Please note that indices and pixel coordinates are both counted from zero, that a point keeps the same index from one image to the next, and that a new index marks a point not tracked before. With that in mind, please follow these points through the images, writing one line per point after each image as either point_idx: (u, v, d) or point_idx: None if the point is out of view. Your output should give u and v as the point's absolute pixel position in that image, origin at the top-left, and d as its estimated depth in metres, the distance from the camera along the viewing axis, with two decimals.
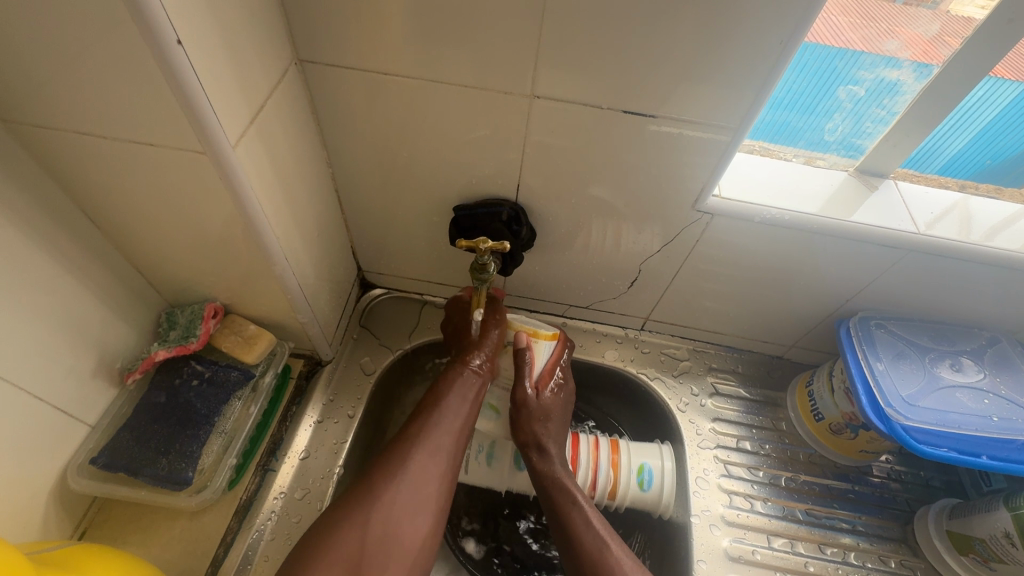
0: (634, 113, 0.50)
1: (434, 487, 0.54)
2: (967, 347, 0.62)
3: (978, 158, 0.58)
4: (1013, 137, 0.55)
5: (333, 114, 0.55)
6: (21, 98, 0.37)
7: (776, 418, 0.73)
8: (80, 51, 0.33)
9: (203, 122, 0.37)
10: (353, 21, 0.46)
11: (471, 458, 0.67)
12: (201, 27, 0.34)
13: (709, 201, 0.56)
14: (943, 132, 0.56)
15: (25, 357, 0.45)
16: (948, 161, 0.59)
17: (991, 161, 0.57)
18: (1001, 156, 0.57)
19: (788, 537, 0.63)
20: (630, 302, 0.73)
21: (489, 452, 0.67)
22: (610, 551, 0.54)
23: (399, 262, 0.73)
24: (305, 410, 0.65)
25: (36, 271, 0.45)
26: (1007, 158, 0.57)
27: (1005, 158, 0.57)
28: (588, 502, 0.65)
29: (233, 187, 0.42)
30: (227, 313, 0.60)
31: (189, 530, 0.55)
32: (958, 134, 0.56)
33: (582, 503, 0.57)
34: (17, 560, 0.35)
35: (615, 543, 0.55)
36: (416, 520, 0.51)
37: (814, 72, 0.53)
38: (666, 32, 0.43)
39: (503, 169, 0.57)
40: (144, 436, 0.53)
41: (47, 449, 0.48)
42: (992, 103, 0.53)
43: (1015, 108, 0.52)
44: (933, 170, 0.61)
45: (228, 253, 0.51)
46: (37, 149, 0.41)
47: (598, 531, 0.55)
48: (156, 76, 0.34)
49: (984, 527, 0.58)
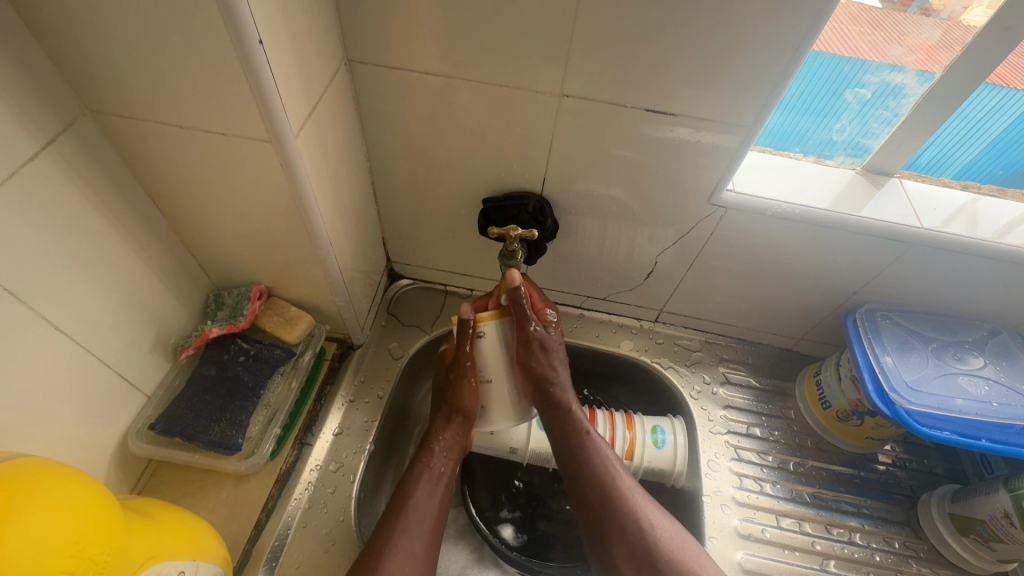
0: (656, 112, 0.53)
1: (441, 485, 0.61)
2: (969, 339, 0.65)
3: (991, 168, 0.62)
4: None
5: (375, 110, 0.59)
6: (111, 92, 0.42)
7: (785, 407, 0.76)
8: (171, 49, 0.38)
9: (272, 113, 0.41)
10: (399, 24, 0.51)
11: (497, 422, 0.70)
12: (276, 28, 0.39)
13: (723, 195, 0.60)
14: (956, 143, 0.61)
15: (97, 327, 0.49)
16: (961, 170, 0.63)
17: (1003, 170, 0.62)
18: (1012, 167, 0.61)
19: (795, 517, 0.66)
20: (646, 294, 0.77)
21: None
22: (621, 483, 0.59)
23: (426, 253, 0.78)
24: (338, 390, 0.69)
25: (109, 249, 0.49)
26: (1018, 168, 0.61)
27: (1016, 168, 0.61)
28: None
29: (291, 174, 0.47)
30: (270, 296, 0.64)
31: (233, 496, 0.59)
32: (971, 146, 0.61)
33: (593, 441, 0.61)
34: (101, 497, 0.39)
35: (625, 480, 0.59)
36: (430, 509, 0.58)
37: (823, 77, 0.57)
38: (688, 36, 0.47)
39: (530, 164, 0.61)
40: (198, 405, 0.57)
41: (111, 413, 0.52)
42: (1004, 118, 0.57)
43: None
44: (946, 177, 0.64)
45: (277, 237, 0.55)
46: (118, 138, 0.46)
47: (608, 469, 0.59)
48: (235, 71, 0.38)
49: (985, 508, 0.60)
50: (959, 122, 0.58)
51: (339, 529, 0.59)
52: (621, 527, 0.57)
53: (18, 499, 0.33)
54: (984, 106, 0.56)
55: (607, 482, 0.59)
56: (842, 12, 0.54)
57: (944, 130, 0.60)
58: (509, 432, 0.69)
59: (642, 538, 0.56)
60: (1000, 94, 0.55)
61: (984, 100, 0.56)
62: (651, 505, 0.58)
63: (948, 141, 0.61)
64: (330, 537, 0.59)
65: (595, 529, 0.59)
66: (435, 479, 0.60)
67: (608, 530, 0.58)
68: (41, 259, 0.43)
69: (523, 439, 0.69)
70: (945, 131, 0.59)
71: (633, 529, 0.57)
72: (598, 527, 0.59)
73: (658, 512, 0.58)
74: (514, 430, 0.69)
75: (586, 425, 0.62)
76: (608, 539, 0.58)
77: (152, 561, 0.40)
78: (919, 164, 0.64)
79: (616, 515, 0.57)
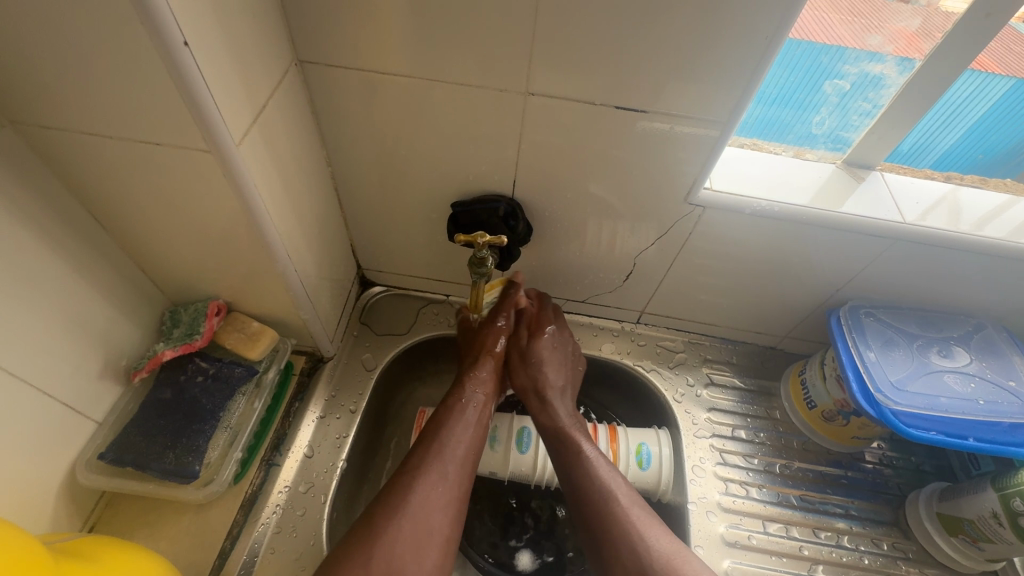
0: (626, 109, 0.51)
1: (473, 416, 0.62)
2: (954, 334, 0.64)
3: (971, 152, 0.60)
4: (1004, 131, 0.57)
5: (332, 113, 0.56)
6: (32, 101, 0.38)
7: (770, 408, 0.74)
8: (89, 53, 0.35)
9: (208, 121, 0.38)
10: (351, 21, 0.47)
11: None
12: (205, 28, 0.35)
13: (700, 194, 0.58)
14: (935, 128, 0.59)
15: (33, 354, 0.46)
16: (942, 156, 0.62)
17: (983, 154, 0.60)
18: (993, 150, 0.59)
19: (783, 522, 0.65)
20: (626, 295, 0.75)
21: (492, 437, 0.68)
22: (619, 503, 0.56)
23: (397, 259, 0.75)
24: (308, 406, 0.66)
25: (44, 269, 0.46)
26: (999, 151, 0.59)
27: (997, 152, 0.60)
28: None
29: (237, 186, 0.43)
30: (230, 311, 0.61)
31: (196, 523, 0.56)
32: (949, 130, 0.59)
33: (597, 457, 0.60)
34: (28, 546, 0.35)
35: (624, 493, 0.57)
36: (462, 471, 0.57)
37: (803, 67, 0.55)
38: (655, 29, 0.45)
39: (499, 166, 0.58)
40: (152, 431, 0.54)
41: (56, 444, 0.49)
42: (985, 99, 0.55)
43: (1004, 103, 0.55)
44: (926, 164, 0.63)
45: (231, 250, 0.52)
46: (45, 151, 0.42)
47: (609, 490, 0.57)
48: (163, 77, 0.35)
49: (973, 508, 0.59)
50: (942, 108, 0.57)
51: (309, 553, 0.57)
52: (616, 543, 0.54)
53: None
54: (962, 90, 0.55)
55: (607, 493, 0.57)
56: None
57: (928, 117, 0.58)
58: (487, 452, 0.67)
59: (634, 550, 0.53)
60: (978, 77, 0.54)
61: (965, 84, 0.54)
62: (650, 524, 0.55)
63: (925, 127, 0.59)
64: (300, 563, 0.56)
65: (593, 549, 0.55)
66: (462, 437, 0.60)
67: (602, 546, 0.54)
68: None
69: (502, 462, 0.67)
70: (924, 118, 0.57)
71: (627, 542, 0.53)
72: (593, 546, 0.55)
73: (660, 530, 0.55)
74: (493, 452, 0.67)
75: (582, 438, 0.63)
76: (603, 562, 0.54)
77: None
78: (899, 152, 0.62)
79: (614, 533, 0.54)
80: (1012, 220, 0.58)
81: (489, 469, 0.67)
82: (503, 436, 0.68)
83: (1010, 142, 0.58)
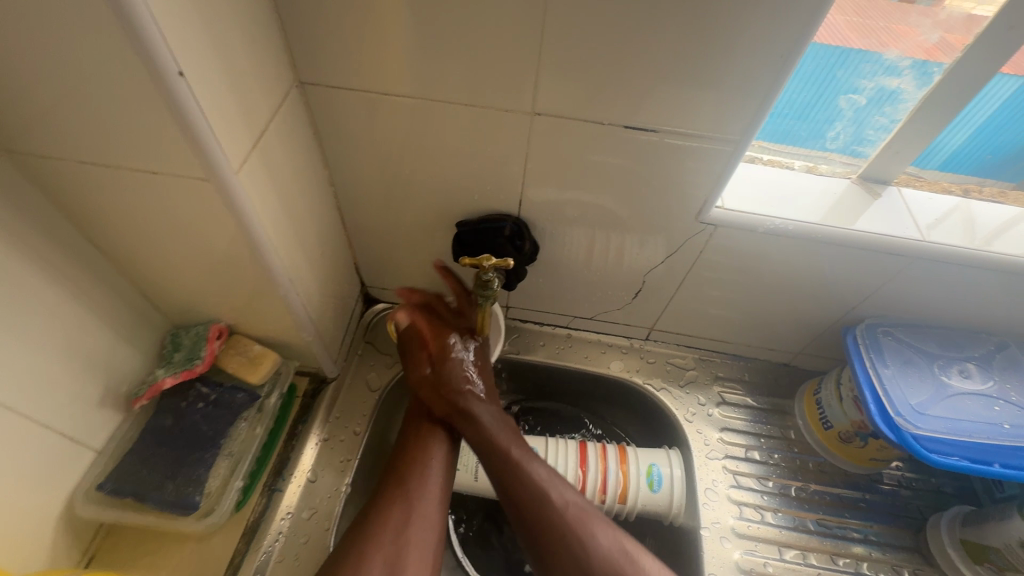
0: (634, 128, 0.50)
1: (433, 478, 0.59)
2: (975, 354, 0.61)
3: (980, 153, 0.57)
4: (1014, 131, 0.54)
5: (334, 133, 0.55)
6: (27, 131, 0.38)
7: (784, 427, 0.72)
8: (82, 83, 0.34)
9: (205, 150, 0.37)
10: (351, 42, 0.46)
11: (480, 464, 0.66)
12: (201, 55, 0.34)
13: (712, 212, 0.56)
14: (941, 128, 0.56)
15: (31, 385, 0.45)
16: (949, 158, 0.59)
17: (992, 155, 0.57)
18: (1002, 150, 0.57)
19: (799, 548, 0.63)
20: (635, 312, 0.73)
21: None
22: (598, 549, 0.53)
23: (402, 277, 0.73)
24: (311, 429, 0.65)
25: (41, 298, 0.45)
26: (1008, 152, 0.56)
27: (1006, 152, 0.57)
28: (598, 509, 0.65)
29: (236, 212, 0.42)
30: (232, 334, 0.60)
31: (197, 553, 0.55)
32: (957, 130, 0.56)
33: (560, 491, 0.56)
34: None
35: (602, 532, 0.54)
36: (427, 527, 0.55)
37: (816, 82, 0.54)
38: (665, 47, 0.43)
39: (505, 185, 0.57)
40: (152, 460, 0.52)
41: (55, 476, 0.48)
42: (991, 98, 0.53)
43: (1014, 101, 0.52)
44: (933, 166, 0.60)
45: (232, 275, 0.51)
46: (41, 179, 0.42)
47: (580, 520, 0.54)
48: (158, 107, 0.34)
49: (1000, 535, 0.57)
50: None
51: None
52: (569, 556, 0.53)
53: None
54: None
55: (579, 543, 0.53)
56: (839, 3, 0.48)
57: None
58: None
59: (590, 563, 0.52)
60: None
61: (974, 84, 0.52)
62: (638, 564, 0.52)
63: None
64: None
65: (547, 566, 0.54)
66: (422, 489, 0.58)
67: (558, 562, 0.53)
68: None
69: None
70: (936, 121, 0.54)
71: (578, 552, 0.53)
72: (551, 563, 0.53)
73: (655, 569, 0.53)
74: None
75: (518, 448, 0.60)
76: None
77: None
78: None
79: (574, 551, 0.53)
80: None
81: (496, 491, 0.66)
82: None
83: (1019, 142, 0.55)
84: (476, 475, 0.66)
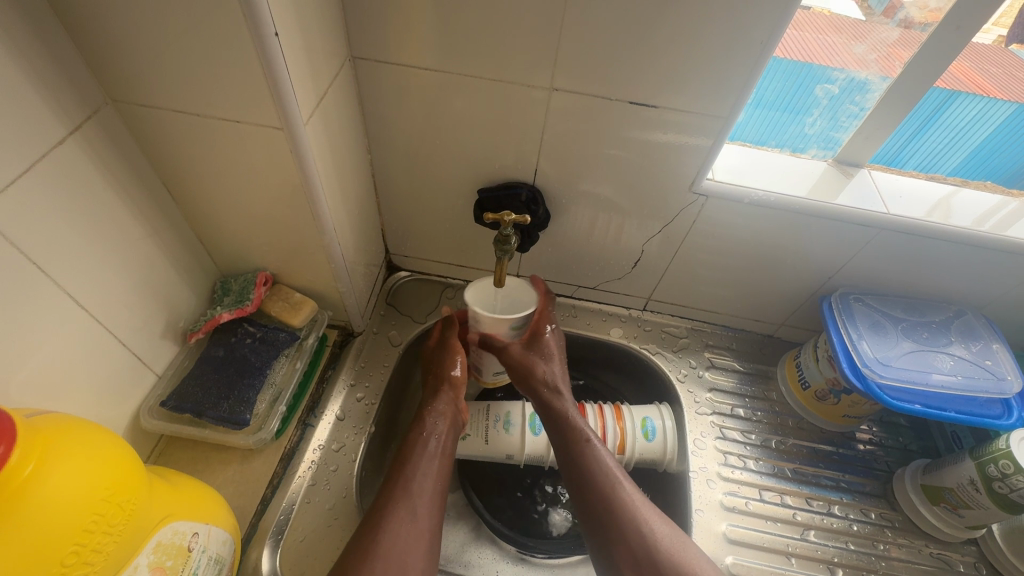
0: (637, 104, 0.57)
1: (437, 452, 0.62)
2: (936, 319, 0.70)
3: (977, 173, 0.68)
4: (1005, 156, 0.65)
5: (376, 105, 0.63)
6: (136, 82, 0.45)
7: (767, 390, 0.79)
8: (193, 40, 0.42)
9: (284, 100, 0.45)
10: (398, 23, 0.54)
11: (491, 429, 0.71)
12: (287, 21, 0.42)
13: (704, 183, 0.64)
14: (945, 148, 0.66)
15: (113, 305, 0.52)
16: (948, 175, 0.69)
17: (988, 177, 0.67)
18: (996, 173, 0.67)
19: (777, 491, 0.70)
20: (634, 282, 0.80)
21: (506, 420, 0.71)
22: (621, 490, 0.59)
23: (423, 245, 0.81)
24: (340, 374, 0.71)
25: (127, 230, 0.52)
26: (1001, 175, 0.67)
27: (999, 175, 0.67)
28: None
29: (299, 159, 0.50)
30: (275, 282, 0.67)
31: (240, 472, 0.61)
32: (957, 151, 0.66)
33: (598, 449, 0.62)
34: (138, 461, 0.42)
35: (626, 482, 0.60)
36: (436, 487, 0.59)
37: (795, 78, 0.62)
38: (664, 34, 0.51)
39: (522, 156, 0.65)
40: (207, 383, 0.60)
41: (126, 389, 0.55)
42: (989, 125, 0.62)
43: (1005, 130, 0.62)
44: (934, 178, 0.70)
45: (284, 223, 0.58)
46: (137, 126, 0.49)
47: (612, 472, 0.60)
48: (253, 61, 0.42)
49: (953, 477, 0.64)
50: (949, 127, 0.64)
51: (342, 504, 0.62)
52: (625, 535, 0.57)
53: (51, 448, 0.34)
54: (969, 115, 0.62)
55: (610, 486, 0.59)
56: (825, 23, 0.60)
57: (930, 136, 0.65)
58: (503, 436, 0.70)
59: (645, 544, 0.56)
60: (984, 103, 0.60)
61: (969, 106, 0.61)
62: (650, 511, 0.58)
63: (935, 144, 0.66)
64: (333, 511, 0.61)
65: (602, 546, 0.58)
66: (434, 454, 0.61)
67: (613, 542, 0.57)
68: (65, 237, 0.45)
69: (518, 445, 0.70)
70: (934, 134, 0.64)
71: (634, 535, 0.56)
72: (606, 540, 0.57)
73: (660, 518, 0.58)
74: (508, 436, 0.70)
75: (591, 434, 0.64)
76: (609, 544, 0.57)
77: (169, 519, 0.42)
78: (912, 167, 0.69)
79: (630, 534, 0.56)
80: (1010, 218, 0.64)
81: (506, 453, 0.70)
82: (517, 419, 0.71)
83: (1010, 166, 0.66)
84: (487, 440, 0.70)
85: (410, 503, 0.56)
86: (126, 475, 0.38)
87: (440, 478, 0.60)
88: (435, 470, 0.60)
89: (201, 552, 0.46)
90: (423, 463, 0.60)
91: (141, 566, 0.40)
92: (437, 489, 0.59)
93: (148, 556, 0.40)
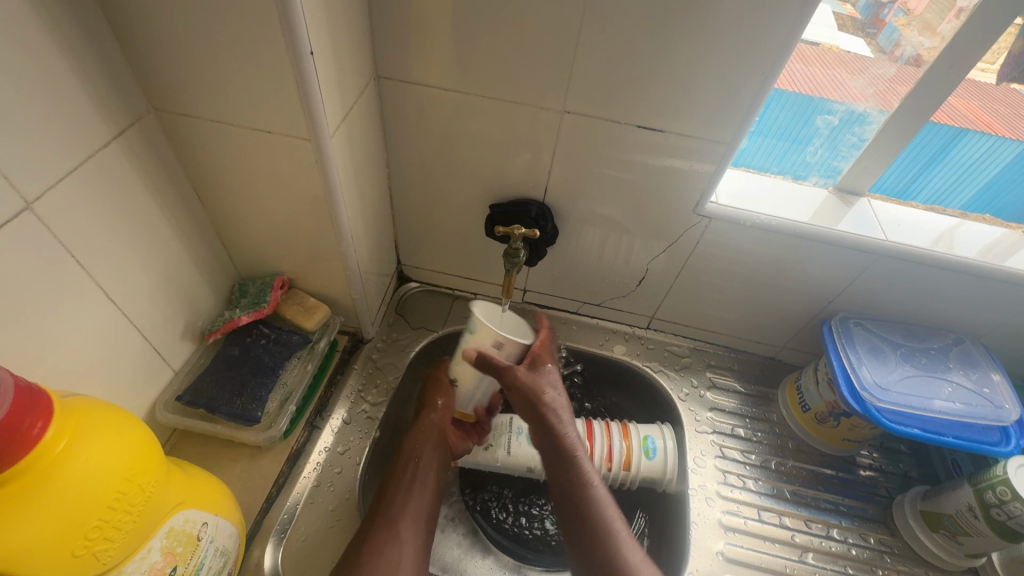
0: (645, 128, 0.60)
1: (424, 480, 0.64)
2: (935, 345, 0.71)
3: (984, 209, 0.69)
4: (1012, 192, 0.67)
5: (396, 122, 0.66)
6: (178, 93, 0.49)
7: (768, 411, 0.80)
8: (235, 56, 0.45)
9: (314, 114, 0.48)
10: (420, 46, 0.58)
11: (512, 441, 0.71)
12: (320, 40, 0.46)
13: (707, 206, 0.66)
14: (953, 184, 0.68)
15: (139, 301, 0.54)
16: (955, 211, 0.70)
17: (994, 213, 0.69)
18: (1001, 210, 0.69)
19: (776, 512, 0.70)
20: (638, 301, 0.82)
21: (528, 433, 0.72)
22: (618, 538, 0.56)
23: (434, 258, 0.83)
24: (348, 379, 0.73)
25: (158, 231, 0.55)
26: (1006, 212, 0.69)
27: (1004, 212, 0.69)
28: (605, 475, 0.71)
29: (323, 170, 0.53)
30: (291, 287, 0.70)
31: (247, 469, 0.63)
32: (967, 187, 0.68)
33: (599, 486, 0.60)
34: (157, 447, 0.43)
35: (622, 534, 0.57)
36: (422, 515, 0.61)
37: (797, 111, 0.65)
38: (672, 64, 0.54)
39: (533, 175, 0.67)
40: (221, 381, 0.62)
41: (144, 383, 0.57)
42: (999, 162, 0.64)
43: (1014, 167, 0.64)
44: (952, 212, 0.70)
45: (302, 229, 0.60)
46: (175, 134, 0.53)
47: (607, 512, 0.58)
48: (288, 77, 0.46)
49: (952, 503, 0.64)
50: (957, 164, 0.66)
51: (343, 505, 0.63)
52: None
53: (80, 429, 0.36)
54: (978, 152, 0.64)
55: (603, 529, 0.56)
56: (833, 59, 0.63)
57: (939, 171, 0.67)
58: (526, 449, 0.71)
59: None
60: (991, 141, 0.62)
61: (978, 144, 0.63)
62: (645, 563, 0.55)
63: (943, 180, 0.68)
64: (335, 513, 0.62)
65: None
66: (418, 482, 0.63)
67: None
68: (102, 234, 0.48)
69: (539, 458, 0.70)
70: (943, 168, 0.67)
71: None
72: None
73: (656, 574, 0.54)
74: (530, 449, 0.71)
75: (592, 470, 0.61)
76: None
77: (182, 506, 0.44)
78: (922, 201, 0.70)
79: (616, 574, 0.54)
80: (1011, 249, 0.66)
81: (528, 466, 0.70)
82: None
83: (1016, 203, 0.68)
84: (509, 450, 0.71)
85: (392, 531, 0.58)
86: (146, 459, 0.40)
87: (424, 504, 0.62)
88: (419, 499, 0.62)
89: (209, 543, 0.47)
90: (405, 492, 0.62)
91: (154, 549, 0.41)
92: (422, 517, 0.61)
93: (161, 540, 0.42)
